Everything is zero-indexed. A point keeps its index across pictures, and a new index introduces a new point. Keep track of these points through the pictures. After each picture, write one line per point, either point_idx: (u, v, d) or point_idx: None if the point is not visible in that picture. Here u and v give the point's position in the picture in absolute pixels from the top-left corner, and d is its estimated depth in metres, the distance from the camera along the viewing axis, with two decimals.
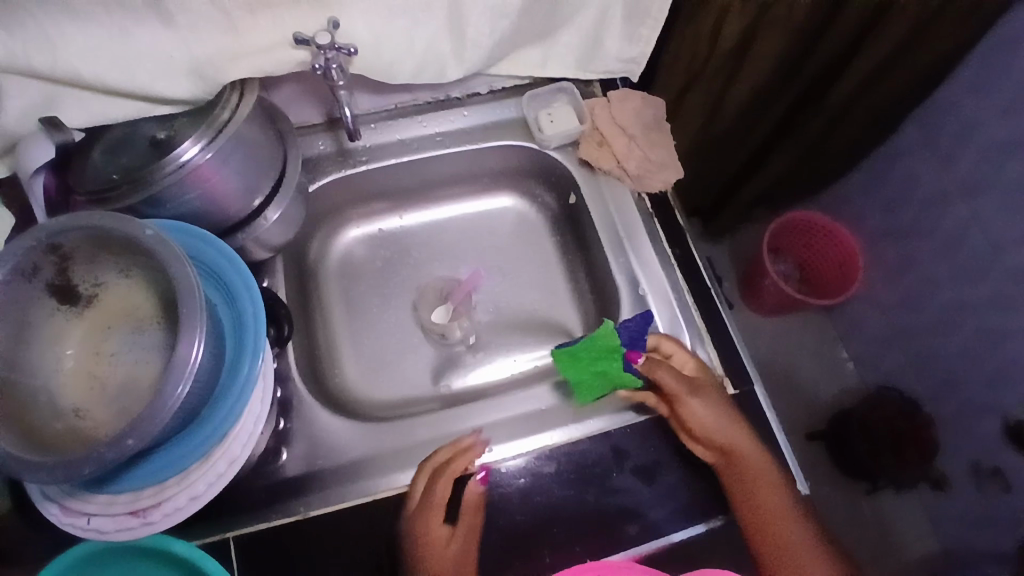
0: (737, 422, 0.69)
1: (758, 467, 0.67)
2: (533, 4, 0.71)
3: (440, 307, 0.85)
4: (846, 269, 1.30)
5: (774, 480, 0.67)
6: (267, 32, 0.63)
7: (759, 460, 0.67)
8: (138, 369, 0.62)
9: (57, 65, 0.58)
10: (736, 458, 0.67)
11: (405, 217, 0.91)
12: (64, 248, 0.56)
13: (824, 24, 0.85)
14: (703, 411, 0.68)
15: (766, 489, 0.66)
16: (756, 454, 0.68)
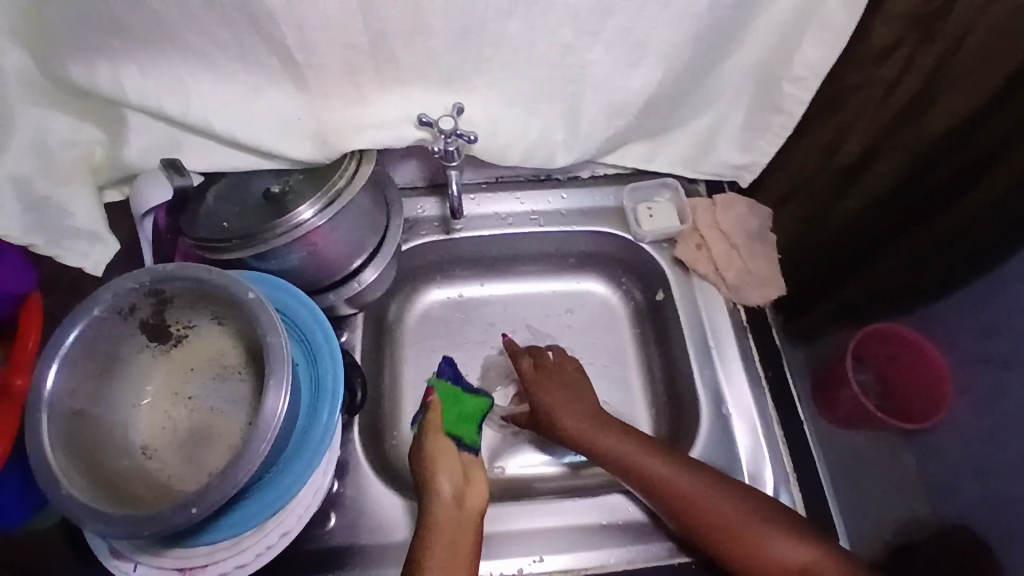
0: (660, 456, 0.68)
1: (705, 502, 0.65)
2: (652, 105, 0.70)
3: (500, 390, 0.84)
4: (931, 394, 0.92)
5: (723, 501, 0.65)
6: (392, 110, 0.65)
7: (703, 496, 0.65)
8: (212, 417, 0.62)
9: (189, 112, 0.60)
10: (676, 504, 0.66)
11: (486, 284, 0.89)
12: (165, 294, 0.56)
13: (944, 157, 0.71)
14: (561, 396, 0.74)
15: (725, 521, 0.64)
16: (695, 486, 0.66)
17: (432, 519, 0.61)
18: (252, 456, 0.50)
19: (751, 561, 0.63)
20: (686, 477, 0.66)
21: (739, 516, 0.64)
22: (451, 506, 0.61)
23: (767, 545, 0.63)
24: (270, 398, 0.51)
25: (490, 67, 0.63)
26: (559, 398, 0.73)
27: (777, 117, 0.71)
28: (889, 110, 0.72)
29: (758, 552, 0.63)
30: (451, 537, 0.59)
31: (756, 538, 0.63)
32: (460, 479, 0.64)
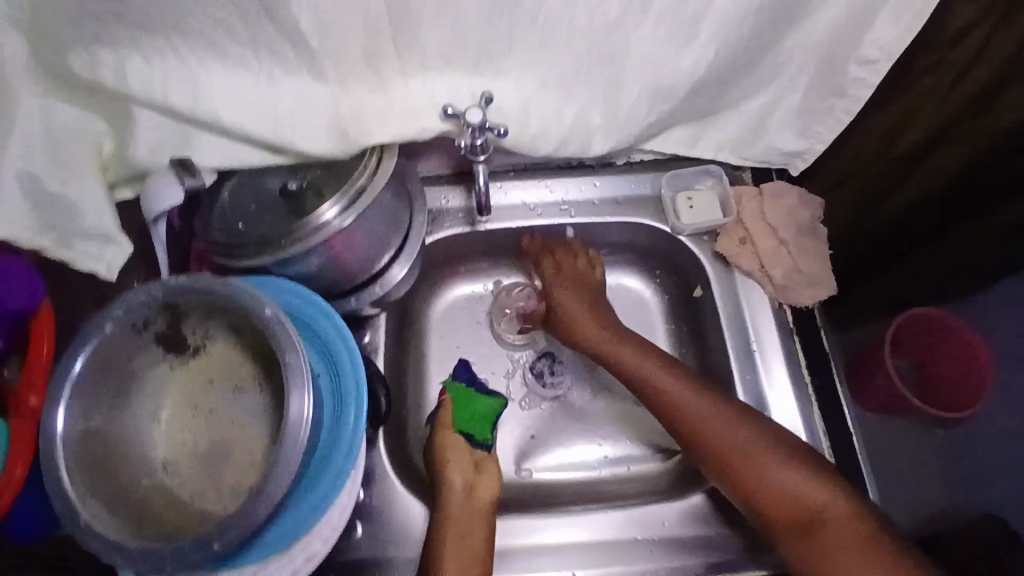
0: (671, 373, 0.69)
1: (712, 422, 0.65)
2: (700, 88, 0.64)
3: (505, 316, 0.82)
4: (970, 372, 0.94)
5: (731, 422, 0.65)
6: (415, 98, 0.59)
7: (709, 415, 0.65)
8: (231, 432, 0.58)
9: (199, 107, 0.55)
10: (681, 420, 0.67)
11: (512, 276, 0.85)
12: (179, 305, 0.54)
13: (1008, 152, 0.69)
14: (575, 309, 0.76)
15: (730, 443, 0.64)
16: (703, 405, 0.66)
17: (445, 516, 0.63)
18: (273, 485, 0.47)
19: (751, 483, 0.63)
20: (696, 395, 0.67)
21: (744, 437, 0.64)
22: (462, 498, 0.64)
23: (771, 469, 0.63)
24: (289, 421, 0.48)
25: (525, 48, 0.57)
26: (567, 303, 0.76)
27: (840, 100, 0.66)
28: (957, 100, 0.66)
29: (761, 476, 0.63)
30: (463, 532, 0.62)
31: (759, 460, 0.63)
32: (470, 471, 0.66)
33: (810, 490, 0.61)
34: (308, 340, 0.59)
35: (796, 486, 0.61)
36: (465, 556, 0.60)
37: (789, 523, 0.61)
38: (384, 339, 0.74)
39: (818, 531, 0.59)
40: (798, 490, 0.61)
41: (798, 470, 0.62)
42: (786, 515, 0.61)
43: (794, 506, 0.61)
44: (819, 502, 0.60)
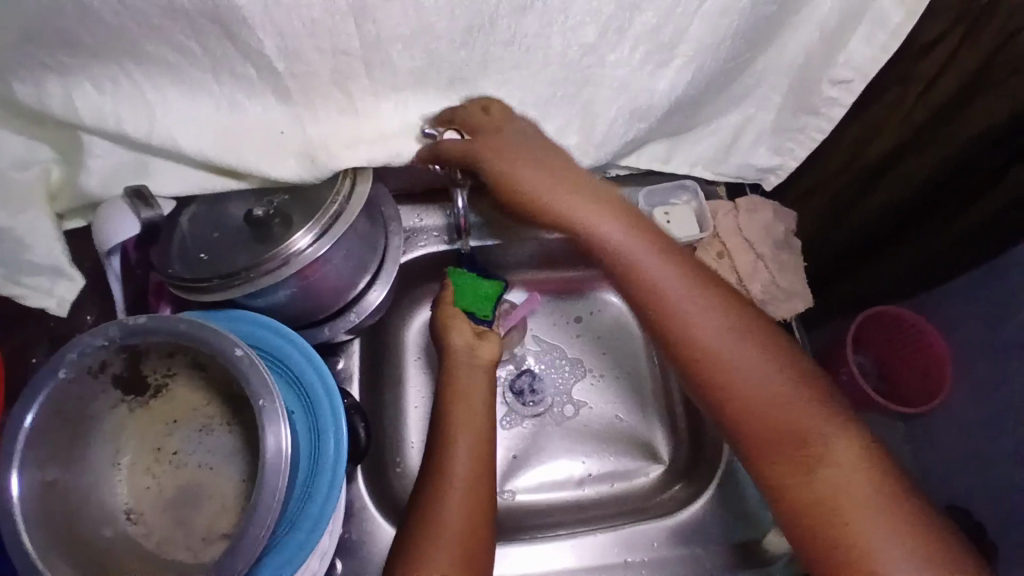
0: (641, 239, 0.59)
1: (707, 337, 0.56)
2: (677, 107, 0.63)
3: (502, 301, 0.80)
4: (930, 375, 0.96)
5: (724, 343, 0.56)
6: (389, 120, 0.56)
7: (709, 327, 0.57)
8: (200, 475, 0.56)
9: (154, 132, 0.52)
10: (669, 334, 0.57)
11: None
12: (140, 346, 0.50)
13: (976, 159, 0.68)
14: (526, 170, 0.58)
15: (725, 354, 0.56)
16: (702, 318, 0.57)
17: (452, 377, 0.64)
18: (249, 542, 0.44)
19: (738, 399, 0.55)
20: (691, 299, 0.57)
21: (724, 331, 0.56)
22: (463, 355, 0.65)
23: (771, 394, 0.55)
24: (267, 471, 0.45)
25: (500, 68, 0.55)
26: (534, 183, 0.58)
27: (813, 119, 0.66)
28: (924, 110, 0.66)
29: (751, 392, 0.55)
30: (472, 406, 0.62)
31: (728, 351, 0.56)
32: (473, 334, 0.67)
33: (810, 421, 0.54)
34: (281, 377, 0.56)
35: (792, 406, 0.54)
36: (473, 422, 0.61)
37: (771, 427, 0.54)
38: (359, 366, 0.72)
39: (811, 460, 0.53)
40: (798, 414, 0.54)
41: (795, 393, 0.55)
42: (782, 449, 0.54)
43: (787, 434, 0.54)
44: (820, 430, 0.53)
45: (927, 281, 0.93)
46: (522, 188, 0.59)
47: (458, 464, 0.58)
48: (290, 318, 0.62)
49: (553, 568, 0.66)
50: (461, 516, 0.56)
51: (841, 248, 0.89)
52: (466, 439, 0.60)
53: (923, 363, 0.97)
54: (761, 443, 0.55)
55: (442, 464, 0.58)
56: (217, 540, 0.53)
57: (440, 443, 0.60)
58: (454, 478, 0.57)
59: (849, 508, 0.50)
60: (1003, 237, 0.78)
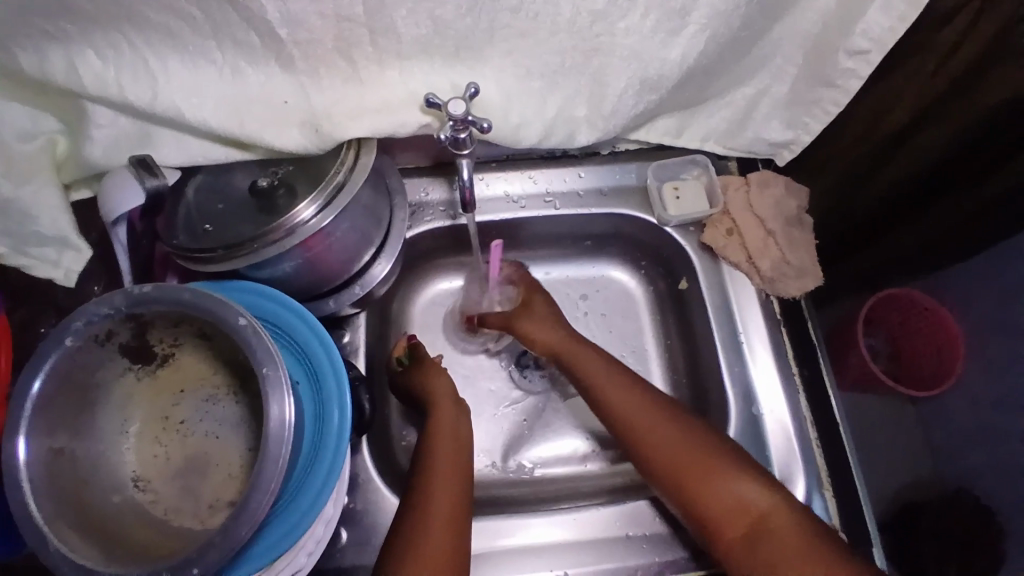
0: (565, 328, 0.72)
1: (673, 444, 0.62)
2: (688, 78, 0.61)
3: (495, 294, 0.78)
4: (945, 355, 0.94)
5: (690, 445, 0.61)
6: (393, 91, 0.56)
7: (660, 432, 0.63)
8: (207, 444, 0.57)
9: (157, 100, 0.52)
10: (650, 452, 0.63)
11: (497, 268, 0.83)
12: (144, 316, 0.50)
13: (994, 132, 0.66)
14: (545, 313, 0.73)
15: (672, 450, 0.61)
16: (670, 433, 0.62)
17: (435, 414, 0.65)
18: (252, 510, 0.44)
19: (705, 501, 0.59)
20: (662, 424, 0.63)
21: (650, 424, 0.63)
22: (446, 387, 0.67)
23: (717, 476, 0.59)
24: (271, 439, 0.45)
25: (507, 36, 0.54)
26: (535, 327, 0.72)
27: (828, 92, 0.65)
28: (944, 78, 0.64)
29: (722, 491, 0.59)
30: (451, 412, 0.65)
31: (656, 429, 0.63)
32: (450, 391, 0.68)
33: (766, 513, 0.57)
34: (285, 346, 0.56)
35: (729, 493, 0.58)
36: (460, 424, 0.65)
37: (736, 535, 0.57)
38: (365, 339, 0.71)
39: (763, 539, 0.56)
40: (756, 503, 0.57)
41: (756, 489, 0.58)
42: (748, 538, 0.57)
43: (729, 502, 0.58)
44: (769, 517, 0.57)
45: (938, 260, 0.92)
46: (533, 336, 0.72)
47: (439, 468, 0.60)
48: (297, 291, 0.63)
49: (553, 540, 0.66)
50: (445, 509, 0.57)
51: (851, 226, 0.88)
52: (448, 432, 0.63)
53: (935, 342, 0.96)
54: (729, 536, 0.58)
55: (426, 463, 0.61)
56: (224, 507, 0.54)
57: (424, 466, 0.61)
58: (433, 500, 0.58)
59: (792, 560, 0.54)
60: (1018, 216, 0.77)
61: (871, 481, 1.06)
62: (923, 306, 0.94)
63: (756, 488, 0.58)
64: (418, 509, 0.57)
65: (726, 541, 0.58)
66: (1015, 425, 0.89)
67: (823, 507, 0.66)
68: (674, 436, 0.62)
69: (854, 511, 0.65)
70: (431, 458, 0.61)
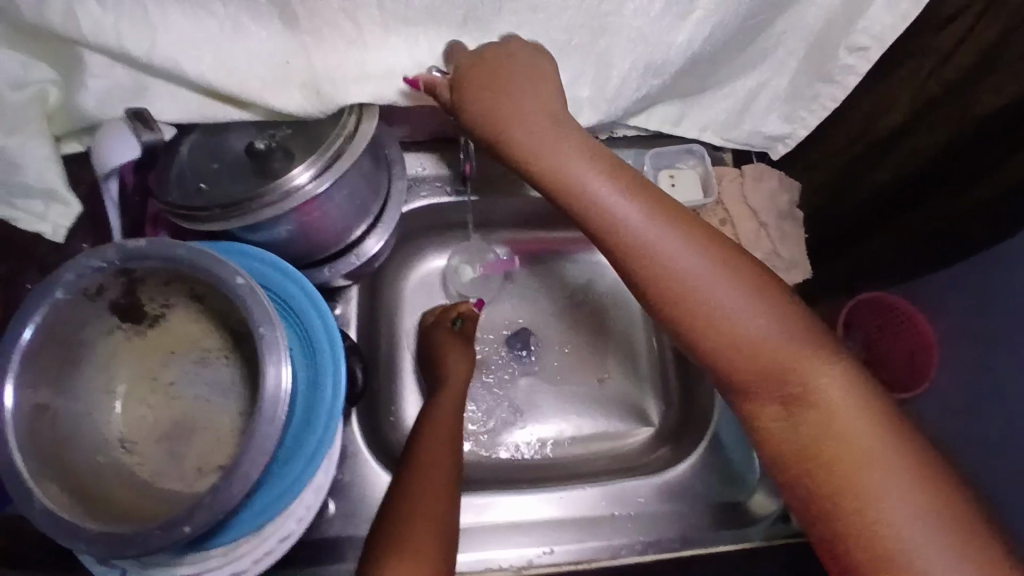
0: (552, 124, 0.50)
1: (727, 305, 0.47)
2: (691, 65, 0.62)
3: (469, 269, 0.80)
4: (918, 359, 0.98)
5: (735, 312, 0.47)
6: (397, 57, 0.55)
7: (700, 278, 0.47)
8: (196, 407, 0.56)
9: (157, 53, 0.51)
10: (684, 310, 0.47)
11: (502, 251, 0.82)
12: (137, 272, 0.49)
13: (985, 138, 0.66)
14: (528, 136, 0.50)
15: (721, 300, 0.47)
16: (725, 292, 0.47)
17: (443, 390, 0.66)
18: (245, 470, 0.43)
19: (745, 368, 0.47)
20: (709, 270, 0.47)
21: (693, 259, 0.47)
22: (462, 369, 0.68)
23: (776, 340, 0.47)
24: (265, 396, 0.44)
25: (516, 8, 0.54)
26: (512, 112, 0.50)
27: (826, 87, 0.66)
28: (939, 80, 0.65)
29: (767, 355, 0.47)
30: (461, 374, 0.68)
31: (699, 275, 0.47)
32: (467, 366, 0.69)
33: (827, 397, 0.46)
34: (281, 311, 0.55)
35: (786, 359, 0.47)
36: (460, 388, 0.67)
37: (776, 404, 0.48)
38: (356, 312, 0.72)
39: (809, 418, 0.47)
40: (810, 378, 0.47)
41: (834, 369, 0.47)
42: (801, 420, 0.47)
43: (780, 375, 0.47)
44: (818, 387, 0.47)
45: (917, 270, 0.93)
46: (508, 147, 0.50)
47: (439, 415, 0.62)
48: (290, 258, 0.62)
49: (542, 517, 0.67)
50: (444, 448, 0.58)
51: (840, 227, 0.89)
52: (454, 394, 0.65)
53: (909, 347, 0.99)
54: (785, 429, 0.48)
55: (429, 414, 0.62)
56: (212, 471, 0.54)
57: (424, 415, 0.62)
58: (422, 490, 0.53)
59: (843, 453, 0.45)
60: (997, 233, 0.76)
61: None
62: (903, 312, 0.99)
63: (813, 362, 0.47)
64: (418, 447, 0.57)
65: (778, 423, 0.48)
66: None
67: None
68: (722, 280, 0.47)
69: None
70: (430, 425, 0.61)
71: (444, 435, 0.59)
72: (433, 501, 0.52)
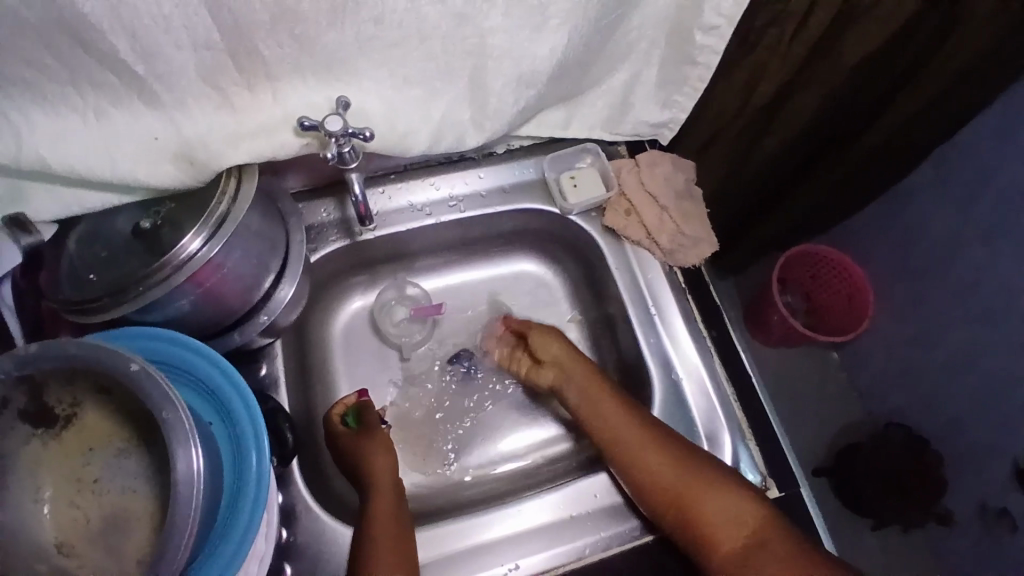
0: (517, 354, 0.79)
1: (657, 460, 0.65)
2: (562, 70, 0.64)
3: (399, 309, 0.81)
4: (856, 302, 1.01)
5: (650, 437, 0.66)
6: (269, 115, 0.56)
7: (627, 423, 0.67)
8: (124, 499, 0.54)
9: (23, 156, 0.50)
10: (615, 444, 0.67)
11: (426, 283, 0.84)
12: (34, 376, 0.48)
13: (864, 82, 0.73)
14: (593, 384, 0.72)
15: (645, 446, 0.65)
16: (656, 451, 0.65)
17: (372, 491, 0.64)
18: (171, 558, 0.42)
19: (658, 469, 0.65)
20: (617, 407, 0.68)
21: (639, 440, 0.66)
22: (386, 463, 0.67)
23: (702, 484, 0.63)
24: (180, 477, 0.44)
25: (375, 48, 0.55)
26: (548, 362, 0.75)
27: (693, 68, 0.69)
28: (799, 48, 0.69)
29: (698, 513, 0.62)
30: (387, 470, 0.66)
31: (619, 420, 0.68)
32: (393, 464, 0.67)
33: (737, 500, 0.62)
34: (194, 390, 0.55)
35: (708, 521, 0.62)
36: (388, 484, 0.65)
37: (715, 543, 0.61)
38: (284, 369, 0.70)
39: (749, 549, 0.60)
40: (717, 507, 0.62)
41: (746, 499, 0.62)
42: (725, 515, 0.62)
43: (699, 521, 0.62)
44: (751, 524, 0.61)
45: (826, 222, 1.01)
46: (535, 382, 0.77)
47: (378, 522, 0.61)
48: (200, 327, 0.61)
49: (508, 533, 0.67)
50: (393, 560, 0.58)
51: (747, 194, 0.93)
52: (386, 492, 0.64)
53: (845, 291, 1.02)
54: (718, 534, 0.61)
55: (366, 524, 0.61)
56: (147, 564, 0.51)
57: (362, 524, 0.61)
58: None
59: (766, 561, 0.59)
60: (895, 160, 0.84)
61: (804, 430, 1.12)
62: (833, 261, 1.01)
63: (721, 482, 0.63)
64: (369, 570, 0.58)
65: (710, 530, 0.62)
66: None
67: (749, 457, 0.69)
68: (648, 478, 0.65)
69: (777, 457, 0.69)
70: (372, 535, 0.60)
71: (389, 549, 0.59)
72: None
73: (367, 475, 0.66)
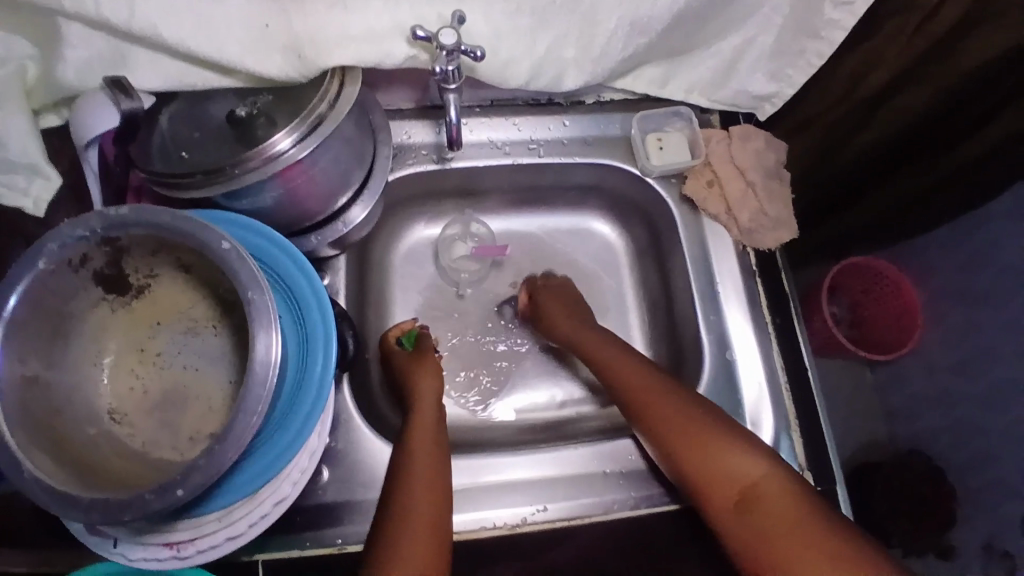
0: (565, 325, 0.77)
1: (668, 415, 0.63)
2: (678, 22, 0.61)
3: (460, 245, 0.81)
4: (905, 322, 0.97)
5: (673, 396, 0.64)
6: (378, 19, 0.55)
7: (639, 376, 0.67)
8: (186, 376, 0.57)
9: (135, 20, 0.50)
10: (637, 400, 0.65)
11: (492, 223, 0.83)
12: (120, 241, 0.48)
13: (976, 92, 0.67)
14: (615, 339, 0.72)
15: (655, 400, 0.64)
16: (670, 404, 0.63)
17: (415, 411, 0.65)
18: (238, 433, 0.43)
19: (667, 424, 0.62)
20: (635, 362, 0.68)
21: (652, 394, 0.65)
22: (433, 386, 0.67)
23: (708, 441, 0.60)
24: (257, 357, 0.44)
25: None
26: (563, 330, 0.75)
27: (814, 43, 0.65)
28: (923, 42, 0.64)
29: (701, 469, 0.59)
30: (431, 393, 0.66)
31: (634, 374, 0.67)
32: (439, 388, 0.68)
33: (749, 460, 0.58)
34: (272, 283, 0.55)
35: (712, 477, 0.58)
36: (430, 405, 0.65)
37: (721, 498, 0.57)
38: (345, 282, 0.70)
39: (752, 508, 0.55)
40: (724, 464, 0.58)
41: (754, 456, 0.58)
42: (733, 471, 0.57)
43: (706, 478, 0.58)
44: (756, 485, 0.56)
45: (903, 233, 0.96)
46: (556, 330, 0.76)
47: (417, 440, 0.62)
48: (278, 226, 0.62)
49: (534, 477, 0.67)
50: (425, 477, 0.58)
51: (829, 190, 0.90)
52: (428, 413, 0.65)
53: (896, 310, 0.98)
54: (721, 489, 0.57)
55: (406, 440, 0.62)
56: (204, 439, 0.54)
57: (403, 439, 0.62)
58: (411, 529, 0.54)
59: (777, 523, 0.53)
60: (991, 178, 0.79)
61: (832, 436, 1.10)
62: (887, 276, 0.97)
63: (728, 440, 0.59)
64: (403, 481, 0.58)
65: (715, 488, 0.58)
66: (973, 386, 0.93)
67: (791, 449, 0.68)
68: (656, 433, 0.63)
69: (820, 455, 0.68)
70: (410, 451, 0.60)
71: (424, 466, 0.59)
72: (429, 535, 0.54)
73: (413, 394, 0.66)
